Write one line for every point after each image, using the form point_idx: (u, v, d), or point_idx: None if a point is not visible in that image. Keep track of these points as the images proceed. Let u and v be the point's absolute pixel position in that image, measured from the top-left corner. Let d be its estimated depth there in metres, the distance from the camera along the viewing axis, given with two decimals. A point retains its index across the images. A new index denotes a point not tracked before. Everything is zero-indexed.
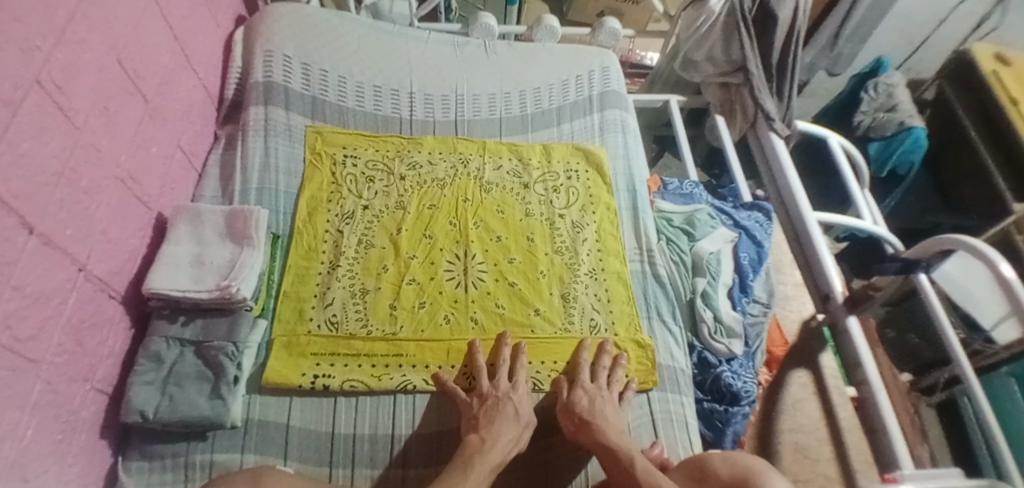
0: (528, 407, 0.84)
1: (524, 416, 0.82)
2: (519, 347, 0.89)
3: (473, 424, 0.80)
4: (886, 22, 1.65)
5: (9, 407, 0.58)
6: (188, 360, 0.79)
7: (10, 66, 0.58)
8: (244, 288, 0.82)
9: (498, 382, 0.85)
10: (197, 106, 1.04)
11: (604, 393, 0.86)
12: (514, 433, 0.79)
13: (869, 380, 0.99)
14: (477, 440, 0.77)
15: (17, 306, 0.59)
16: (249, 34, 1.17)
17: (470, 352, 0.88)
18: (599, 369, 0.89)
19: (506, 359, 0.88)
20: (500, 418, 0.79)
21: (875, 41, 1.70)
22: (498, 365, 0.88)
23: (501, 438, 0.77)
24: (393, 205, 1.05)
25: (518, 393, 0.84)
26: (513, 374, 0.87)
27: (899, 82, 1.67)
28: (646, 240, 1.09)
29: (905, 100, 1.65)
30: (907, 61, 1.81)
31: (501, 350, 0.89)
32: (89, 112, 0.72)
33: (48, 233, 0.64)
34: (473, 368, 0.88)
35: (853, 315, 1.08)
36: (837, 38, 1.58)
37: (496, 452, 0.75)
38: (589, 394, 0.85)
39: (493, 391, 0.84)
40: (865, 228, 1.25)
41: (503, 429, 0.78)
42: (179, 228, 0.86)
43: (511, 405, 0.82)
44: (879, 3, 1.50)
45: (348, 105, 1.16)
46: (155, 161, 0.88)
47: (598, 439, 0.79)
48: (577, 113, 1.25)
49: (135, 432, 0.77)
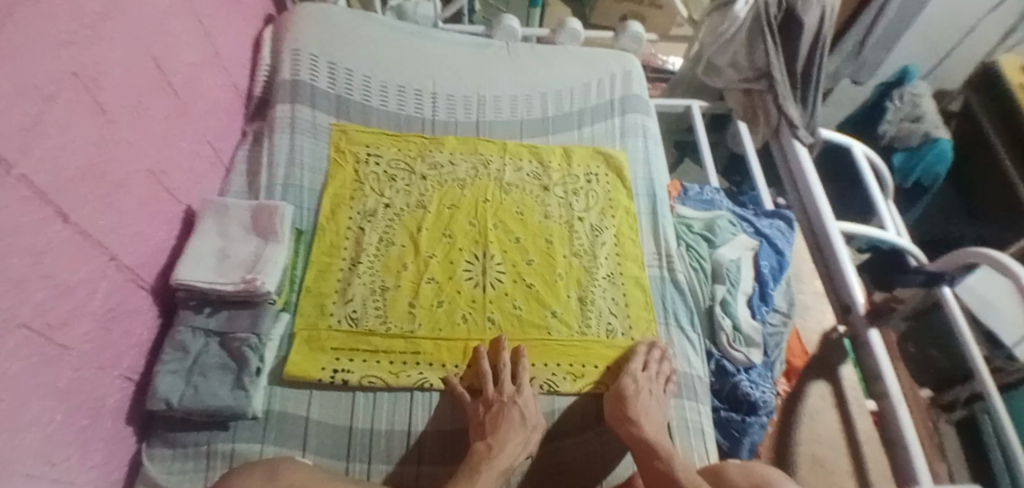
0: (534, 410, 0.83)
1: (531, 421, 0.82)
2: (519, 351, 0.89)
3: (480, 431, 0.79)
4: (913, 29, 1.61)
5: (38, 393, 0.60)
6: (213, 351, 0.81)
7: (45, 60, 0.60)
8: (268, 282, 0.83)
9: (502, 387, 0.84)
10: (226, 103, 1.06)
11: (650, 385, 0.87)
12: (522, 437, 0.79)
13: (889, 393, 0.97)
14: (483, 447, 0.76)
15: (48, 294, 0.61)
16: (277, 33, 1.20)
17: (476, 358, 0.88)
18: (651, 362, 0.90)
19: (507, 363, 0.88)
20: (507, 424, 0.79)
21: (900, 50, 1.67)
22: (498, 370, 0.87)
23: (509, 443, 0.77)
24: (413, 204, 1.06)
25: (524, 397, 0.84)
26: (514, 376, 0.87)
27: (926, 93, 1.65)
28: (665, 245, 1.08)
29: (931, 111, 1.63)
30: (933, 72, 1.79)
31: (499, 354, 0.88)
32: (120, 107, 0.73)
33: (81, 224, 0.66)
34: (478, 370, 0.88)
35: (875, 327, 1.06)
36: (863, 47, 1.56)
37: (503, 460, 0.75)
38: (636, 373, 0.87)
39: (497, 397, 0.83)
40: (888, 239, 1.24)
41: (511, 436, 0.78)
42: (206, 221, 0.88)
43: (517, 410, 0.81)
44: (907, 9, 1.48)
45: (372, 104, 1.17)
46: (184, 155, 0.90)
47: (634, 434, 0.80)
48: (597, 116, 1.25)
49: (159, 420, 0.78)
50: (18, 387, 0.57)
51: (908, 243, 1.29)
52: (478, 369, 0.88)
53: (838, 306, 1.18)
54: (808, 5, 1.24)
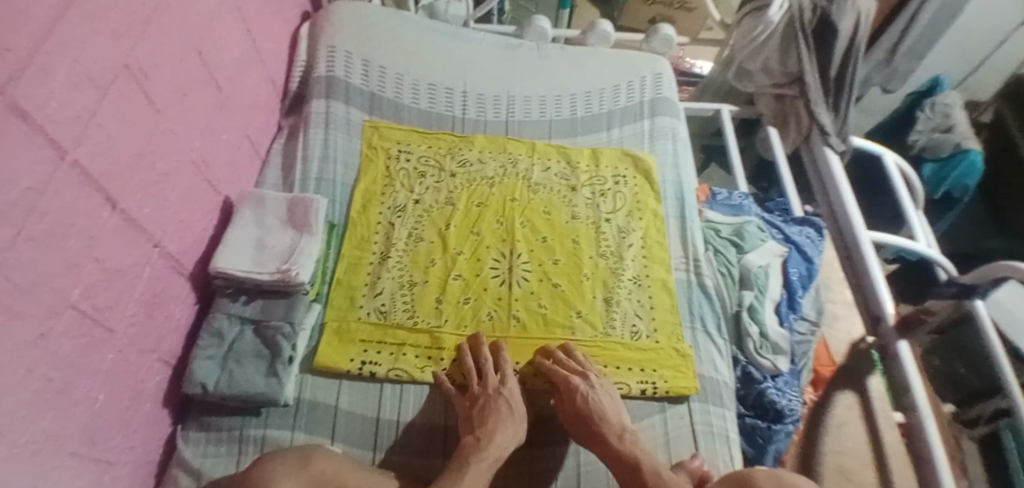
0: (519, 398, 0.82)
1: (519, 415, 0.81)
2: (498, 346, 0.88)
3: (470, 425, 0.79)
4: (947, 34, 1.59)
5: (85, 373, 0.62)
6: (248, 338, 0.82)
7: (102, 51, 0.62)
8: (303, 273, 0.85)
9: (487, 381, 0.83)
10: (264, 97, 1.09)
11: (595, 386, 0.84)
12: (512, 428, 0.79)
13: (917, 407, 0.95)
14: (473, 440, 0.76)
15: (97, 278, 0.63)
16: (314, 30, 1.22)
17: (459, 355, 0.87)
18: (572, 363, 0.87)
19: (489, 357, 0.86)
20: (495, 417, 0.78)
21: (934, 56, 1.65)
22: (482, 365, 0.85)
23: (497, 434, 0.76)
24: (442, 201, 1.07)
25: (509, 386, 0.83)
26: (496, 369, 0.85)
27: (958, 103, 1.61)
28: (693, 249, 1.07)
29: (963, 123, 1.59)
30: (964, 79, 1.75)
31: (477, 351, 0.87)
32: (168, 98, 0.76)
33: (129, 211, 0.68)
34: (463, 367, 0.87)
35: (904, 339, 1.04)
36: (895, 54, 1.54)
37: (492, 451, 0.74)
38: (582, 388, 0.83)
39: (483, 392, 0.82)
40: (918, 250, 1.21)
41: (500, 428, 0.77)
42: (244, 212, 0.90)
43: (504, 401, 0.81)
44: (942, 14, 1.47)
45: (404, 102, 1.19)
46: (224, 147, 0.93)
47: (604, 450, 0.78)
48: (627, 118, 1.25)
49: (195, 404, 0.80)
50: (67, 367, 0.59)
51: (935, 252, 1.25)
52: (462, 366, 0.87)
53: (867, 318, 1.15)
54: (844, 10, 1.23)
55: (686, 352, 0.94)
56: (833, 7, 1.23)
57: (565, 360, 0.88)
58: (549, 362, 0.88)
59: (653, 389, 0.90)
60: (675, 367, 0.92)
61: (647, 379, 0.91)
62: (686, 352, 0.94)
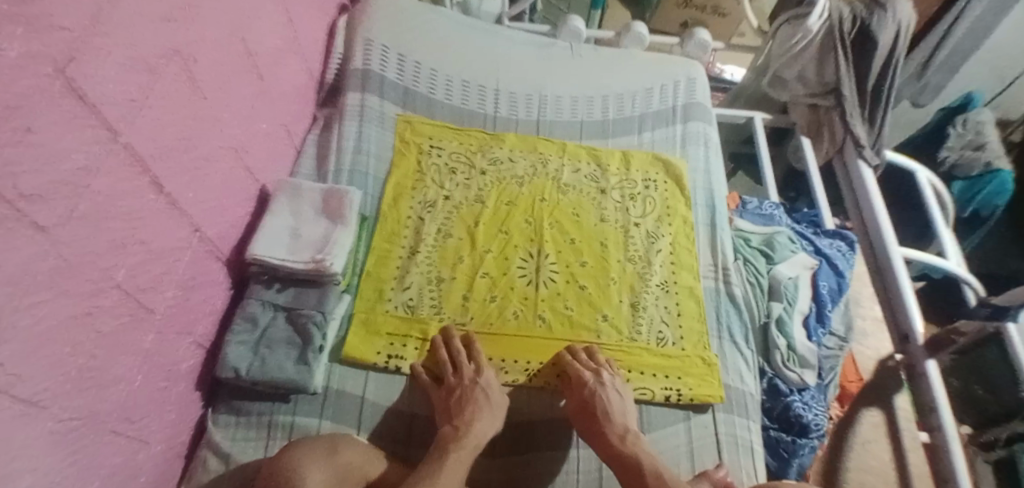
0: (497, 388, 0.83)
1: (496, 402, 0.82)
2: (470, 337, 0.88)
3: (448, 415, 0.79)
4: (977, 54, 1.55)
5: (125, 352, 0.63)
6: (280, 325, 0.83)
7: (155, 34, 0.63)
8: (336, 263, 0.85)
9: (462, 372, 0.83)
10: (301, 88, 1.10)
11: (606, 382, 0.84)
12: (490, 418, 0.79)
13: (942, 426, 0.94)
14: (451, 429, 0.76)
15: (142, 259, 0.64)
16: (351, 22, 1.23)
17: (432, 348, 0.88)
18: (592, 363, 0.87)
19: (460, 348, 0.87)
20: (472, 405, 0.79)
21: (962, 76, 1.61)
22: (455, 357, 0.86)
23: (475, 423, 0.77)
24: (472, 198, 1.07)
25: (485, 377, 0.83)
26: (470, 360, 0.86)
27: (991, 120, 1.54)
28: (722, 257, 1.06)
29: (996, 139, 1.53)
30: (997, 95, 1.68)
31: (449, 342, 0.87)
32: (213, 84, 0.77)
33: (173, 194, 0.69)
34: (436, 358, 0.87)
35: (933, 358, 1.02)
36: (927, 66, 1.52)
37: (471, 439, 0.75)
38: (592, 384, 0.83)
39: (460, 383, 0.82)
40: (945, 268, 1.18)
41: (477, 417, 0.78)
42: (280, 200, 0.91)
43: (480, 390, 0.81)
44: (976, 29, 1.45)
45: (437, 97, 1.19)
46: (263, 135, 0.94)
47: (608, 450, 0.78)
48: (659, 122, 1.24)
49: (226, 388, 0.82)
50: (108, 345, 0.60)
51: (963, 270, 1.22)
52: (436, 357, 0.87)
53: (895, 335, 1.11)
54: (884, 22, 1.21)
55: (711, 361, 0.93)
56: (873, 17, 1.22)
57: (585, 359, 0.88)
58: (571, 359, 0.88)
59: (678, 396, 0.89)
60: (705, 375, 0.91)
61: (672, 386, 0.90)
62: (713, 361, 0.93)
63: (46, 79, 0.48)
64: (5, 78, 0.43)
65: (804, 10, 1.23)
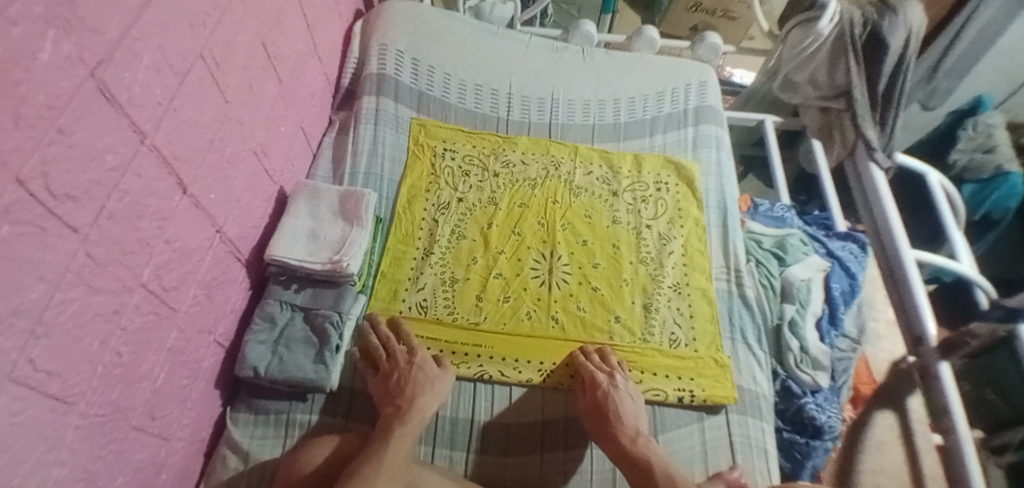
0: (432, 363, 0.84)
1: (437, 376, 0.82)
2: (396, 322, 0.89)
3: (388, 398, 0.79)
4: (986, 59, 1.51)
5: (150, 350, 0.64)
6: (298, 325, 0.84)
7: (184, 40, 0.65)
8: (353, 264, 0.87)
9: (396, 356, 0.83)
10: (319, 92, 1.11)
11: (619, 383, 0.85)
12: (433, 394, 0.80)
13: (956, 428, 0.93)
14: (393, 409, 0.77)
15: (167, 258, 0.65)
16: (366, 27, 1.24)
17: (363, 334, 0.87)
18: (606, 364, 0.88)
19: (390, 334, 0.87)
20: (412, 384, 0.79)
21: (977, 75, 1.55)
22: (386, 340, 0.86)
23: (418, 399, 0.78)
24: (485, 200, 1.08)
25: (420, 355, 0.84)
26: (401, 341, 0.86)
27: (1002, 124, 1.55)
28: (735, 259, 1.06)
29: (1006, 143, 1.54)
30: (1006, 100, 1.66)
31: (378, 327, 0.87)
32: (237, 88, 0.78)
33: (197, 195, 0.70)
34: (366, 345, 0.87)
35: (945, 360, 1.00)
36: (936, 71, 1.54)
37: (415, 413, 0.76)
38: (607, 386, 0.83)
39: (395, 367, 0.82)
40: (954, 269, 1.16)
41: (418, 393, 0.79)
42: (299, 201, 0.92)
43: (418, 370, 0.81)
44: (990, 30, 1.43)
45: (451, 101, 1.21)
46: (283, 138, 0.95)
47: (619, 451, 0.78)
48: (671, 125, 1.24)
49: (244, 387, 0.83)
50: (134, 342, 0.61)
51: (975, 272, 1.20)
52: (366, 342, 0.87)
53: (907, 337, 1.09)
54: (895, 25, 1.20)
55: (724, 362, 0.93)
56: (884, 21, 1.21)
57: (597, 361, 0.88)
58: (583, 359, 0.89)
59: (691, 397, 0.89)
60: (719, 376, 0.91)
61: (685, 387, 0.90)
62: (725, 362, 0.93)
63: (80, 81, 0.49)
64: (40, 80, 0.45)
65: (816, 13, 1.22)
